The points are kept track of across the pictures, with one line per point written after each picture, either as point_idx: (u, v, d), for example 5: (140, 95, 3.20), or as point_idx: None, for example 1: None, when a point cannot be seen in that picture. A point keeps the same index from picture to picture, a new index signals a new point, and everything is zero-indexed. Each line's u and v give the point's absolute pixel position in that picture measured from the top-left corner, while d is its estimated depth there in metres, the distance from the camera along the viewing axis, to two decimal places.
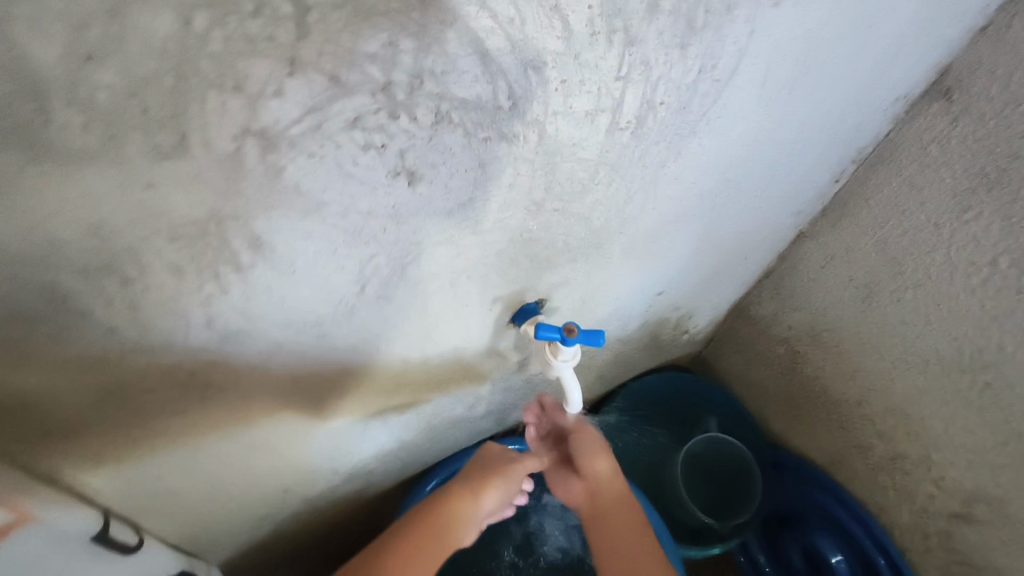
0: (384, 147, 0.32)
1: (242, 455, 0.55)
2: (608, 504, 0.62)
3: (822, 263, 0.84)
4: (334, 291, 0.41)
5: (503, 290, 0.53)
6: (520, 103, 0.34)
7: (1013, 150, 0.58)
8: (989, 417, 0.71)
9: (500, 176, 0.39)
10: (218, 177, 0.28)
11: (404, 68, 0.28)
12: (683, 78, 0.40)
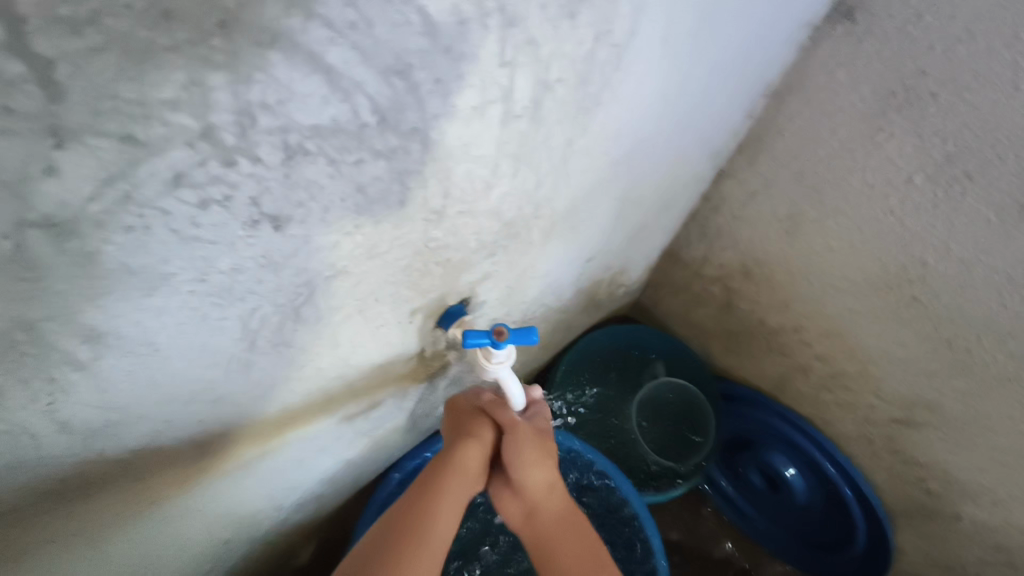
0: (228, 199, 0.26)
1: (165, 532, 0.48)
2: (547, 527, 0.53)
3: (744, 198, 0.83)
4: (217, 356, 0.35)
5: (421, 301, 0.48)
6: (391, 115, 0.28)
7: (918, 66, 0.57)
8: (917, 328, 0.72)
9: (387, 196, 0.33)
10: (6, 284, 0.21)
11: (224, 107, 0.22)
12: (578, 50, 0.35)
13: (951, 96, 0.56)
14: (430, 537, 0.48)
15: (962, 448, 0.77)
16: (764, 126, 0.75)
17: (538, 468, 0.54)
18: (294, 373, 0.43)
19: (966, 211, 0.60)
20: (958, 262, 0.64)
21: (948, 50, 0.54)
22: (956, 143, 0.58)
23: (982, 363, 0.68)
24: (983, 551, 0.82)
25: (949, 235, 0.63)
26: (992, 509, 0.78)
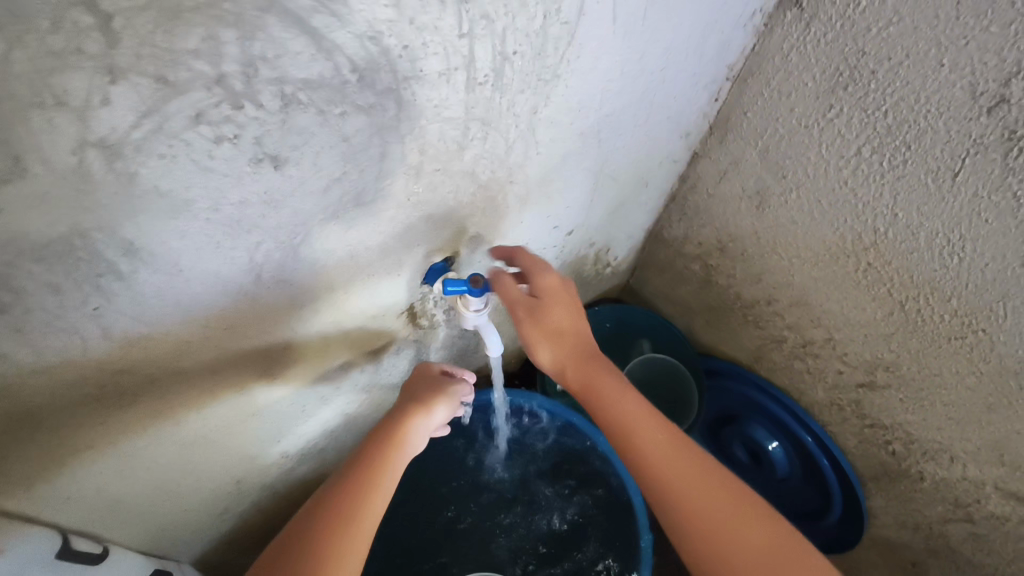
0: (237, 137, 0.32)
1: (182, 455, 0.55)
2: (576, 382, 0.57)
3: (718, 178, 0.89)
4: (228, 284, 0.41)
5: (408, 254, 0.55)
6: (368, 74, 0.35)
7: (858, 47, 0.63)
8: (874, 293, 0.78)
9: (368, 148, 0.40)
10: (68, 192, 0.28)
11: (233, 58, 0.28)
12: (530, 26, 0.41)
13: (887, 72, 0.62)
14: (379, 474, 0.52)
15: (920, 408, 0.82)
16: (731, 108, 0.81)
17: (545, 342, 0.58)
18: (296, 313, 0.50)
19: (908, 179, 0.66)
20: (904, 228, 0.70)
21: (882, 31, 0.60)
22: (895, 116, 0.64)
23: (931, 322, 0.74)
24: (945, 508, 0.88)
25: (896, 203, 0.69)
26: (950, 467, 0.84)
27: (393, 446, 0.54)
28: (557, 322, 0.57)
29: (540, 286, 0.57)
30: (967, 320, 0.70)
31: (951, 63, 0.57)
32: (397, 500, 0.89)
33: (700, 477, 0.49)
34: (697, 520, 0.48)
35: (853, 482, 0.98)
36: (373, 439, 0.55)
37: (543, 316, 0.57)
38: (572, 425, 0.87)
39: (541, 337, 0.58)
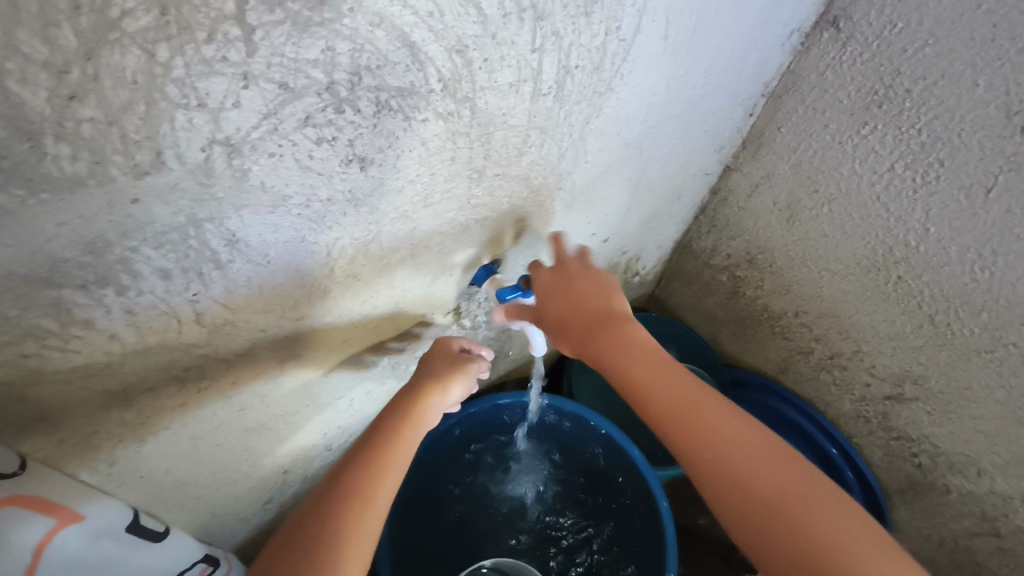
0: (335, 139, 0.35)
1: (241, 441, 0.58)
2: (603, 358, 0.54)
3: (749, 191, 0.91)
4: (306, 276, 0.45)
5: (460, 255, 0.58)
6: (450, 83, 0.38)
7: (894, 67, 0.65)
8: (904, 306, 0.80)
9: (441, 151, 0.43)
10: (193, 185, 0.31)
11: (343, 67, 0.32)
12: (592, 42, 0.44)
13: (922, 91, 0.64)
14: (394, 451, 0.48)
15: (947, 420, 0.83)
16: (764, 124, 0.83)
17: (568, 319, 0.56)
18: (359, 306, 0.53)
19: (941, 195, 0.68)
20: (936, 243, 0.72)
21: (918, 52, 0.63)
22: (929, 134, 0.66)
23: (961, 336, 0.75)
24: (971, 523, 0.89)
25: (927, 218, 0.71)
26: (978, 481, 0.84)
27: (399, 433, 0.50)
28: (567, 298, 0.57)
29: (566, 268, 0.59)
30: (997, 333, 0.72)
31: (985, 84, 0.59)
32: (429, 498, 0.91)
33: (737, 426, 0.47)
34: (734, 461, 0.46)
35: (878, 494, 0.99)
36: (381, 424, 0.51)
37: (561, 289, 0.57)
38: (606, 436, 0.87)
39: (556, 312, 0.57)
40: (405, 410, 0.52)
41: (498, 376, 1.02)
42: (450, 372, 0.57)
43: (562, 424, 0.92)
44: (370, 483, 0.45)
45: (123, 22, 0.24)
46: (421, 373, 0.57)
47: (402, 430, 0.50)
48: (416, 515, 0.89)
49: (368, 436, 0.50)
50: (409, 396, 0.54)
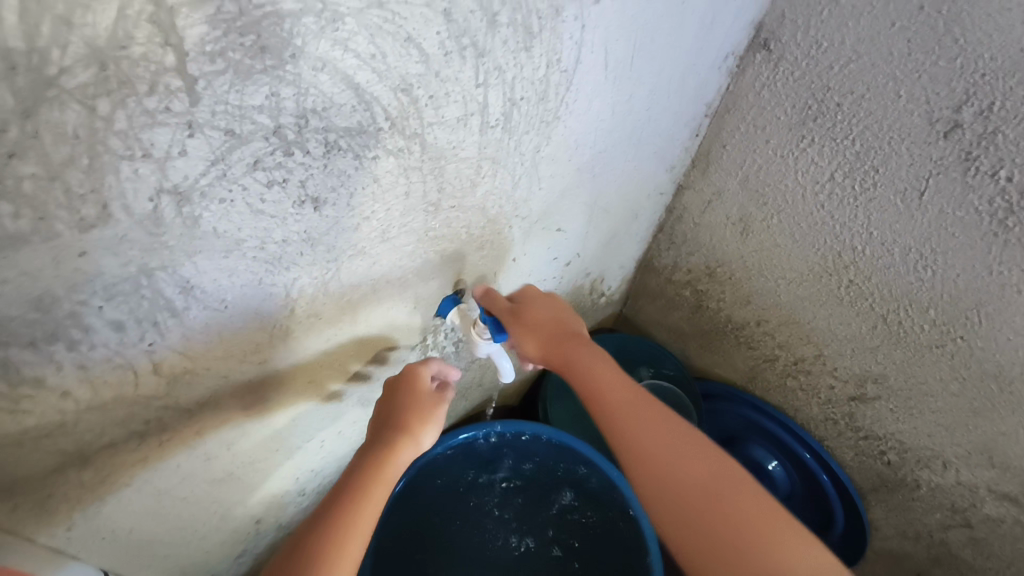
0: (286, 182, 0.36)
1: (209, 493, 0.56)
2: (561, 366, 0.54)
3: (702, 208, 0.94)
4: (266, 319, 0.44)
5: (422, 288, 0.58)
6: (398, 121, 0.39)
7: (824, 82, 0.69)
8: (858, 308, 0.83)
9: (395, 186, 0.44)
10: (143, 235, 0.31)
11: (290, 111, 0.32)
12: (535, 74, 0.46)
13: (852, 104, 0.68)
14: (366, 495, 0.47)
15: (909, 415, 0.86)
16: (709, 143, 0.87)
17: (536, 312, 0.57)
18: (322, 346, 0.53)
19: (879, 200, 0.72)
20: (880, 246, 0.75)
21: (843, 68, 0.67)
22: (862, 143, 0.69)
23: (913, 333, 0.78)
24: (943, 515, 0.91)
25: (870, 223, 0.74)
26: (945, 473, 0.87)
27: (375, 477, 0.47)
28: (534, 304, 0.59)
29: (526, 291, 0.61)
30: (946, 328, 0.75)
31: (908, 94, 0.63)
32: (408, 537, 0.89)
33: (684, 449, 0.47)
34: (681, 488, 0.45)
35: (853, 496, 1.00)
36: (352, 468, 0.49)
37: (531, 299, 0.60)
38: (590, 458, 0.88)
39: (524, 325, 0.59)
40: (379, 448, 0.50)
41: (471, 407, 1.01)
42: (422, 405, 0.55)
43: (538, 445, 0.92)
44: (339, 540, 0.44)
45: (62, 79, 0.24)
46: (394, 406, 0.54)
47: (375, 476, 0.48)
48: (396, 556, 0.87)
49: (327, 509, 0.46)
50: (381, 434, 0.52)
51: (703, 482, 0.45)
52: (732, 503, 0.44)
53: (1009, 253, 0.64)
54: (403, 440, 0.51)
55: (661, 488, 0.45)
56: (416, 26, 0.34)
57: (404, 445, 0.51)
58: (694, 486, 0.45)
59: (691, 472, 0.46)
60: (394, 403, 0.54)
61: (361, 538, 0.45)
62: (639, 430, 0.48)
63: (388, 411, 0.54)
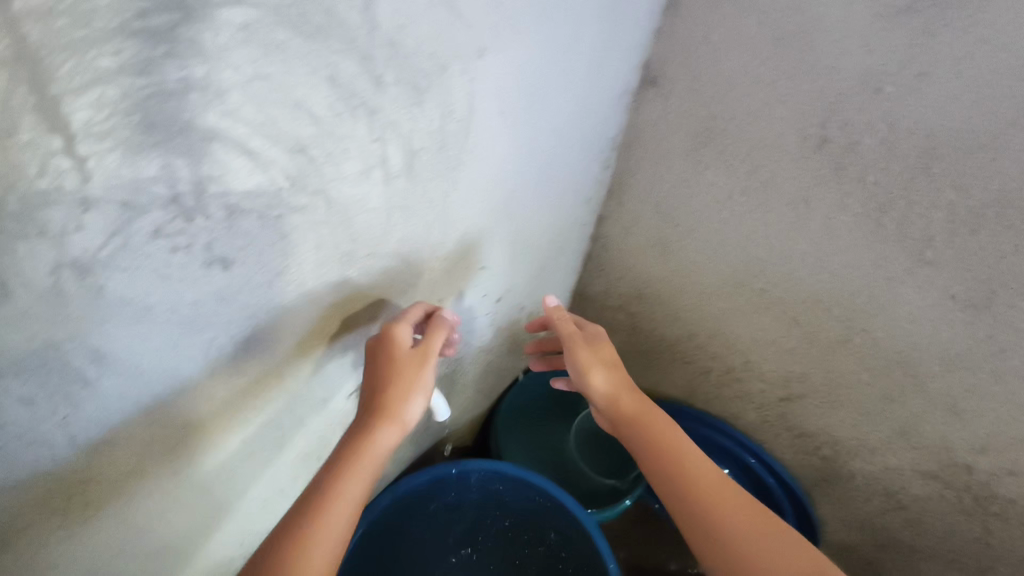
0: (190, 246, 0.38)
1: (145, 564, 0.56)
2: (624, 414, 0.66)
3: (623, 234, 0.99)
4: (187, 380, 0.45)
5: (349, 336, 0.60)
6: (299, 180, 0.41)
7: (709, 111, 0.76)
8: (773, 313, 0.88)
9: (305, 240, 0.46)
10: (45, 309, 0.33)
11: (185, 180, 0.34)
12: (431, 126, 0.49)
13: (735, 128, 0.75)
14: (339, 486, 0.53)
15: (833, 409, 0.91)
16: (620, 174, 0.92)
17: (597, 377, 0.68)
18: (253, 401, 0.54)
19: (773, 212, 0.78)
20: (781, 254, 0.81)
21: (723, 96, 0.74)
22: (751, 162, 0.76)
23: (824, 331, 0.84)
24: (880, 500, 0.95)
25: (768, 233, 0.81)
26: (874, 460, 0.92)
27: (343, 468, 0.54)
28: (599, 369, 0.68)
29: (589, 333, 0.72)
30: (849, 323, 0.81)
31: (781, 115, 0.70)
32: None
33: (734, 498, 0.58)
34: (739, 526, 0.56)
35: (800, 494, 1.05)
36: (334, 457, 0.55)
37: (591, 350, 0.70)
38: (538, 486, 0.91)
39: (594, 372, 0.68)
40: (356, 434, 0.56)
41: (422, 451, 1.01)
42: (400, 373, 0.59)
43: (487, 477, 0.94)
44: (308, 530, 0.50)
45: None
46: (376, 377, 0.59)
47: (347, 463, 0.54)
48: None
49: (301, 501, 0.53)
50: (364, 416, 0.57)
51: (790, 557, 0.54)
52: (769, 536, 0.55)
53: (890, 249, 0.70)
54: (374, 421, 0.57)
55: (738, 539, 0.55)
56: (304, 93, 0.37)
57: (377, 424, 0.57)
58: (753, 524, 0.56)
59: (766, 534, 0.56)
60: (376, 375, 0.59)
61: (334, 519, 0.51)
62: (690, 463, 0.61)
63: (369, 383, 0.59)
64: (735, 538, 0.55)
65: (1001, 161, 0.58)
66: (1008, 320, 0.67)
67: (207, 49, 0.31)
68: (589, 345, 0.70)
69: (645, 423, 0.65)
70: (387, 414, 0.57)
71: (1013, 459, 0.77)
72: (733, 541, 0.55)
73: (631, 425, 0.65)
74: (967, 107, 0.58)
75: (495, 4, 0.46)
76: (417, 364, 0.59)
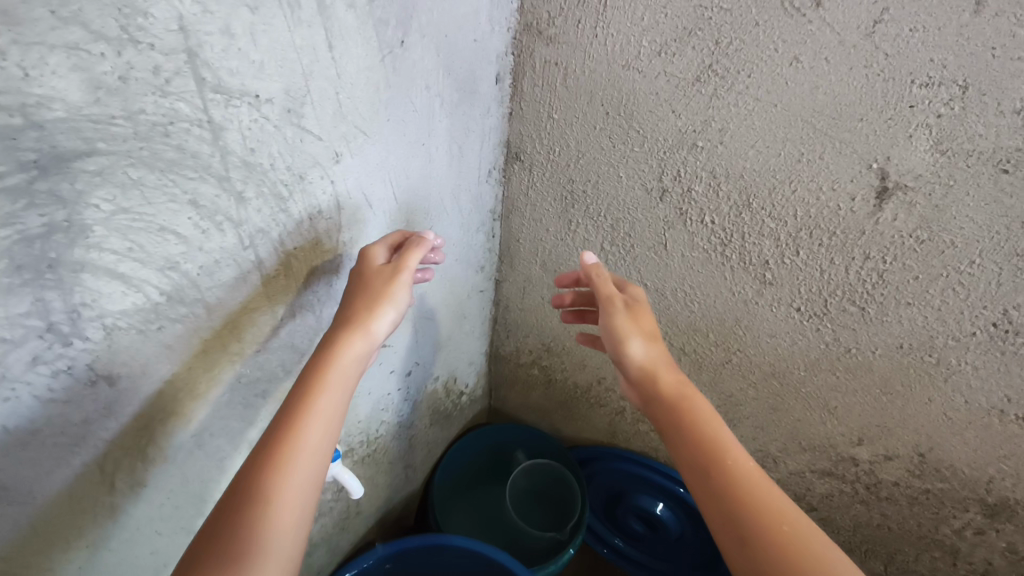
0: (71, 368, 0.41)
1: None
2: (650, 382, 0.62)
3: (521, 294, 1.06)
4: (81, 499, 0.47)
5: (254, 431, 0.62)
6: (174, 295, 0.45)
7: (568, 177, 0.86)
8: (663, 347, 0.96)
9: (191, 347, 0.49)
10: None
11: (59, 310, 0.38)
12: (301, 227, 0.55)
13: (594, 189, 0.85)
14: (305, 419, 0.52)
15: (733, 427, 0.99)
16: (506, 241, 1.00)
17: (635, 342, 0.64)
18: (155, 509, 0.55)
19: (640, 257, 0.88)
20: (656, 292, 0.90)
21: (577, 163, 0.84)
22: (612, 216, 0.86)
23: (707, 356, 0.93)
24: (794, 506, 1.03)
25: (642, 276, 0.90)
26: (777, 467, 1.00)
27: (310, 398, 0.53)
28: (638, 336, 0.64)
29: (634, 300, 0.69)
30: (725, 344, 0.90)
31: (626, 175, 0.81)
32: None
33: (763, 476, 0.53)
34: (766, 497, 0.51)
35: None
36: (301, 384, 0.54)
37: (633, 314, 0.67)
38: (487, 555, 0.95)
39: (631, 335, 0.64)
40: (323, 360, 0.55)
41: (358, 538, 1.01)
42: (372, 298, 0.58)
43: (439, 556, 0.98)
44: (271, 464, 0.49)
45: None
46: (348, 305, 0.58)
47: (313, 393, 0.53)
48: None
49: (274, 420, 0.52)
50: (332, 342, 0.56)
51: (815, 529, 0.49)
52: (802, 515, 0.49)
53: (737, 276, 0.81)
54: (343, 350, 0.56)
55: (767, 508, 0.50)
56: (166, 218, 0.42)
57: (344, 351, 0.56)
58: (778, 497, 0.51)
59: (791, 506, 0.50)
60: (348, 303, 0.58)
61: (299, 454, 0.50)
62: (735, 450, 0.55)
63: (343, 304, 0.59)
64: (782, 525, 0.48)
65: (799, 191, 0.70)
66: (844, 322, 0.77)
67: (65, 196, 0.35)
68: (628, 313, 0.66)
69: (682, 401, 0.60)
70: (356, 329, 0.57)
71: (884, 444, 0.86)
72: (776, 531, 0.48)
73: (660, 396, 0.61)
74: (763, 152, 0.70)
75: (339, 117, 0.53)
76: (389, 277, 0.59)
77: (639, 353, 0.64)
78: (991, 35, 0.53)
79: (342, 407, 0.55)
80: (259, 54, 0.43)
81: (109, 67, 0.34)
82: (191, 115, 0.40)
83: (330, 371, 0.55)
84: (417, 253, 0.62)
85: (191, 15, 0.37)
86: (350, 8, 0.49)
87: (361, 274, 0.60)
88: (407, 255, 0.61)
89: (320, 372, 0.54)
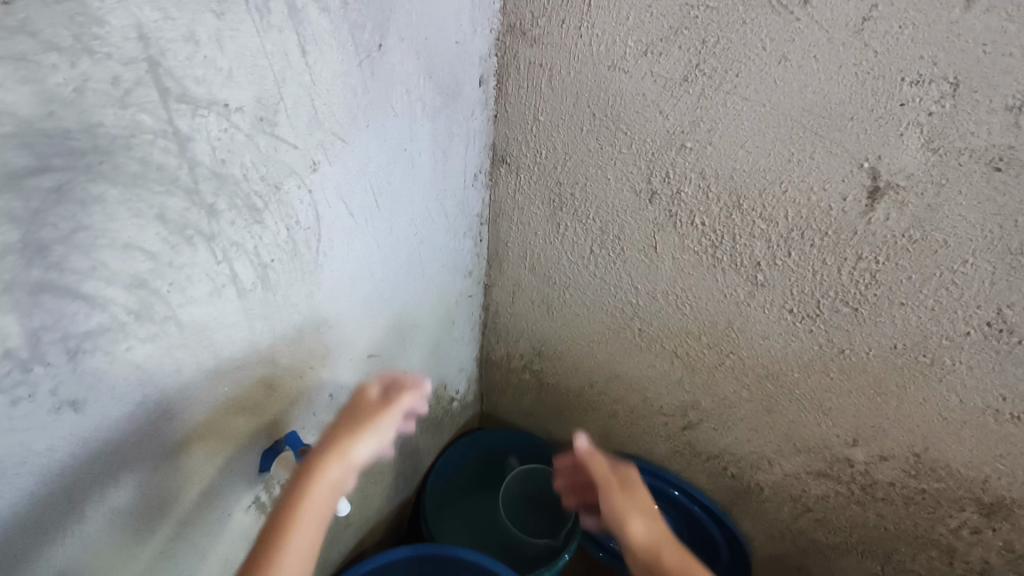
0: (33, 394, 0.39)
1: None
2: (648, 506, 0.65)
3: (511, 299, 1.05)
4: (51, 529, 0.44)
5: (235, 449, 0.60)
6: (143, 313, 0.43)
7: (556, 180, 0.85)
8: (655, 350, 0.95)
9: (163, 366, 0.47)
10: None
11: (17, 335, 0.36)
12: (278, 238, 0.53)
13: (582, 192, 0.84)
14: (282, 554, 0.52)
15: (728, 429, 0.98)
16: (495, 245, 0.99)
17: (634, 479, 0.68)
18: (131, 534, 0.52)
19: (630, 259, 0.86)
20: (647, 295, 0.89)
21: (564, 166, 0.82)
22: (601, 219, 0.85)
23: (700, 358, 0.92)
24: (790, 507, 1.01)
25: (632, 279, 0.89)
26: (773, 469, 0.98)
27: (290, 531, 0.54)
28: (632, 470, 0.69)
29: None
30: (719, 347, 0.89)
31: (614, 177, 0.80)
32: None
33: None
34: None
35: (722, 517, 1.07)
36: (281, 515, 0.55)
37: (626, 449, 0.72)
38: (486, 568, 0.93)
39: (628, 470, 0.69)
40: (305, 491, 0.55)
41: (349, 550, 0.99)
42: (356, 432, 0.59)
43: (437, 567, 0.97)
44: None
45: None
46: (332, 437, 0.59)
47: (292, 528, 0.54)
48: None
49: (253, 553, 0.53)
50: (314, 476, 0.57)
51: None
52: None
53: (729, 277, 0.80)
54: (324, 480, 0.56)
55: None
56: (132, 234, 0.40)
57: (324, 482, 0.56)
58: None
59: None
60: (332, 433, 0.59)
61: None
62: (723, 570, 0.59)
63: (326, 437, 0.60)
64: None
65: (790, 191, 0.69)
66: (838, 323, 0.76)
67: (19, 215, 0.33)
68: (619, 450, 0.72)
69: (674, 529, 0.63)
70: (336, 459, 0.57)
71: (880, 445, 0.85)
72: None
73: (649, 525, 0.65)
74: (752, 152, 0.69)
75: (315, 125, 0.51)
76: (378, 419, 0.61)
77: (634, 487, 0.67)
78: (981, 31, 0.53)
79: (321, 538, 0.56)
80: (226, 61, 0.41)
81: (63, 79, 0.33)
82: (154, 126, 0.38)
83: (308, 502, 0.55)
84: (411, 399, 0.64)
85: (152, 23, 0.36)
86: (324, 13, 0.47)
87: (355, 419, 0.61)
88: (399, 399, 0.63)
89: (300, 502, 0.55)
